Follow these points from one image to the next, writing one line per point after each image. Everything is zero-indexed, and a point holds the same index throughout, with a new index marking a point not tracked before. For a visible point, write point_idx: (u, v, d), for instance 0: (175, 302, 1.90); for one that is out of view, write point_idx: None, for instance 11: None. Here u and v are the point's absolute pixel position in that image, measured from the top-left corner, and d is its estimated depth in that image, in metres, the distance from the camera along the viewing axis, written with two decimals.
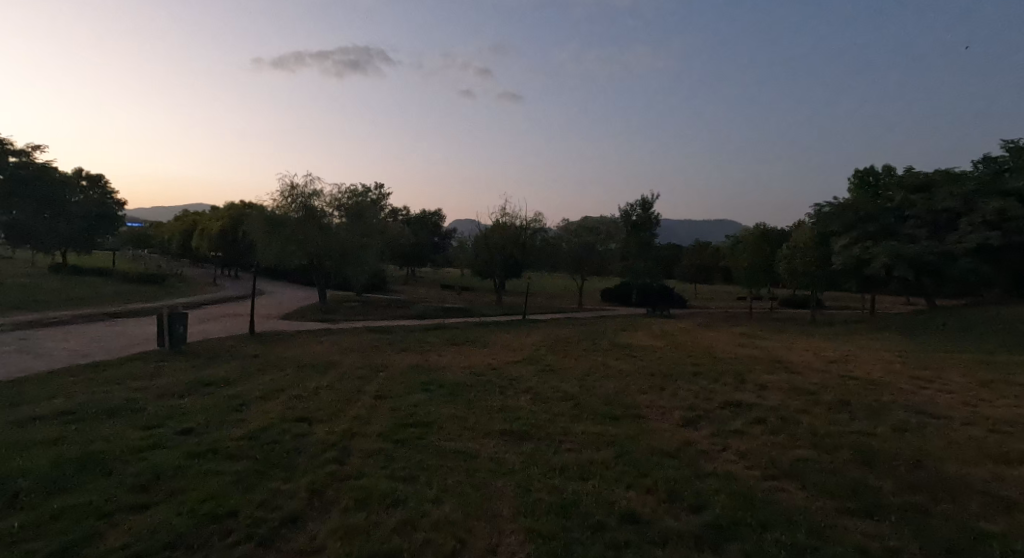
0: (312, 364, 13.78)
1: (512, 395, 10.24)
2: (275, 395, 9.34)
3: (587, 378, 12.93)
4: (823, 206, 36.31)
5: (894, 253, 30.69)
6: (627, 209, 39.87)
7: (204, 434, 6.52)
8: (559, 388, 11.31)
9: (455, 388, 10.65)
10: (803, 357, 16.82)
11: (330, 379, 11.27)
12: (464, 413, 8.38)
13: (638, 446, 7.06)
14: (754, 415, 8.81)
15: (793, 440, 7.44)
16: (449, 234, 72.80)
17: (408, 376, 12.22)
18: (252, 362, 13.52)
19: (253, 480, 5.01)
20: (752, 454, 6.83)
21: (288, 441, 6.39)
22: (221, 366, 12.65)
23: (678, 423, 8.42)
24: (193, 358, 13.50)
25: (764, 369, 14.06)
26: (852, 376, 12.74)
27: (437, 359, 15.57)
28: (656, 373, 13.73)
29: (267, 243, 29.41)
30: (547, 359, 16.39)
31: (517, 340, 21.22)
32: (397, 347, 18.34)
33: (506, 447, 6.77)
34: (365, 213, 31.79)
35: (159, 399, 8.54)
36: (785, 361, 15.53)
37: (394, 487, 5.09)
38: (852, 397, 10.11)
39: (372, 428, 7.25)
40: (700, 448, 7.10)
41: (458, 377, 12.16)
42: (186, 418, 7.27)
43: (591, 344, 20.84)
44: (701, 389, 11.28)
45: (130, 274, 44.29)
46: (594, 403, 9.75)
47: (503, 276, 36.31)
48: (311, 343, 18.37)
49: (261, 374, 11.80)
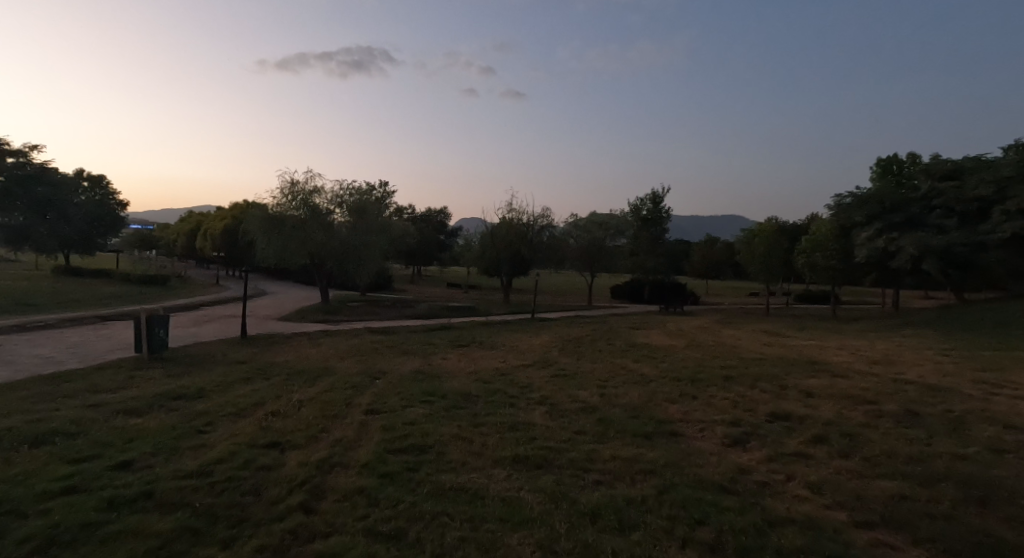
0: (305, 371, 12.54)
1: (525, 408, 8.92)
2: (250, 412, 8.04)
3: (607, 384, 11.61)
4: (844, 196, 34.76)
5: (921, 244, 29.17)
6: (637, 203, 38.56)
7: (143, 471, 5.21)
8: (577, 398, 9.96)
9: (459, 399, 9.36)
10: (841, 357, 15.45)
11: (319, 390, 9.98)
12: (469, 434, 7.08)
13: (683, 476, 5.75)
14: (812, 432, 7.45)
15: (871, 466, 6.08)
16: (454, 233, 71.40)
17: (407, 385, 10.89)
18: (236, 370, 12.26)
19: (182, 546, 3.72)
20: (828, 488, 5.46)
21: (246, 478, 5.09)
22: (200, 375, 11.36)
23: (723, 443, 7.07)
24: (173, 366, 12.28)
25: (803, 372, 12.70)
26: (905, 381, 11.33)
27: (441, 364, 14.26)
28: (683, 378, 12.34)
29: (266, 241, 28.19)
30: (561, 362, 15.11)
31: (526, 341, 19.89)
32: (397, 350, 17.08)
33: (520, 481, 5.47)
34: (367, 211, 29.92)
35: (112, 418, 7.27)
36: (822, 363, 14.17)
37: (374, 551, 3.81)
38: (919, 408, 8.73)
39: (358, 456, 5.98)
40: (759, 480, 5.74)
41: (464, 386, 10.85)
42: (131, 445, 5.99)
43: (605, 345, 19.50)
44: (738, 398, 9.91)
45: (130, 276, 43.27)
46: (620, 417, 8.40)
47: (510, 275, 34.95)
48: (307, 347, 17.14)
49: (242, 385, 10.53)
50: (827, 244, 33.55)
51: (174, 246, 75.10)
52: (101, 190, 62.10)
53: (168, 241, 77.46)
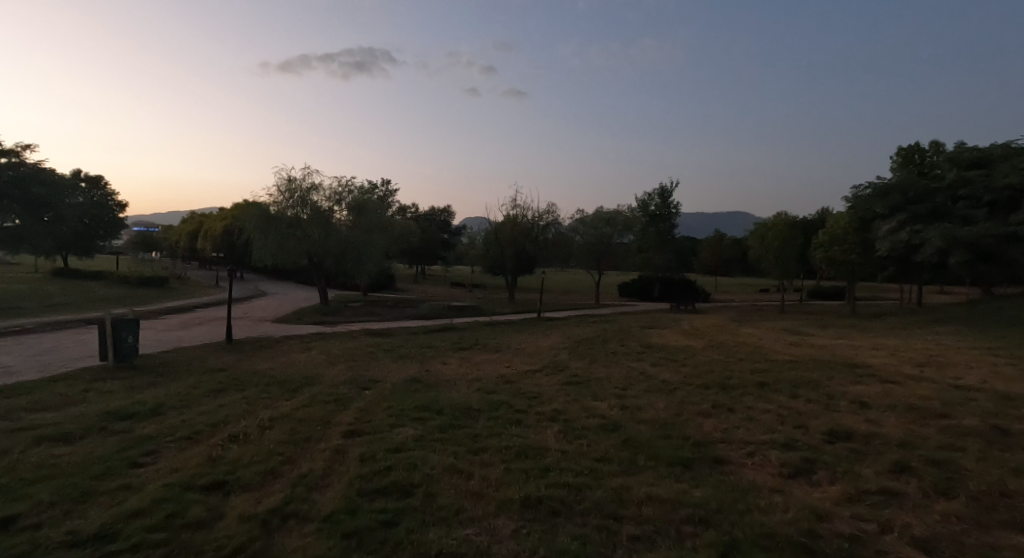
0: (288, 380, 11.22)
1: (535, 427, 7.54)
2: (205, 436, 6.69)
3: (626, 394, 10.25)
4: (863, 187, 33.33)
5: (949, 236, 27.73)
6: (645, 198, 37.15)
7: (25, 533, 3.87)
8: (595, 412, 8.64)
9: (458, 416, 8.00)
10: (881, 359, 14.01)
11: (296, 405, 8.65)
12: (467, 465, 5.74)
13: (746, 528, 4.38)
14: (888, 459, 6.04)
15: (988, 510, 4.69)
16: (458, 231, 69.99)
17: (399, 396, 9.53)
18: (209, 380, 10.93)
19: None
20: (943, 546, 4.09)
21: (161, 546, 3.74)
22: (167, 388, 10.02)
23: (783, 474, 5.69)
24: (141, 376, 10.97)
25: (845, 378, 11.28)
26: (967, 387, 9.90)
27: (439, 371, 12.90)
28: (711, 385, 10.98)
29: (262, 240, 26.87)
30: (571, 366, 13.73)
31: (533, 342, 18.53)
32: (394, 354, 15.76)
33: (532, 540, 4.12)
34: (366, 208, 28.59)
35: (29, 449, 5.92)
36: (863, 366, 12.75)
37: None
38: (1005, 424, 7.30)
39: (321, 503, 4.63)
40: (847, 533, 4.35)
41: (464, 397, 9.50)
42: (28, 491, 4.64)
43: (619, 346, 18.12)
44: (781, 410, 8.53)
45: (124, 278, 42.12)
46: (649, 438, 7.05)
47: (514, 274, 33.58)
48: (296, 351, 15.83)
49: (211, 399, 9.20)
50: (847, 237, 32.16)
51: (175, 248, 73.94)
52: (97, 192, 60.74)
53: (168, 241, 76.33)
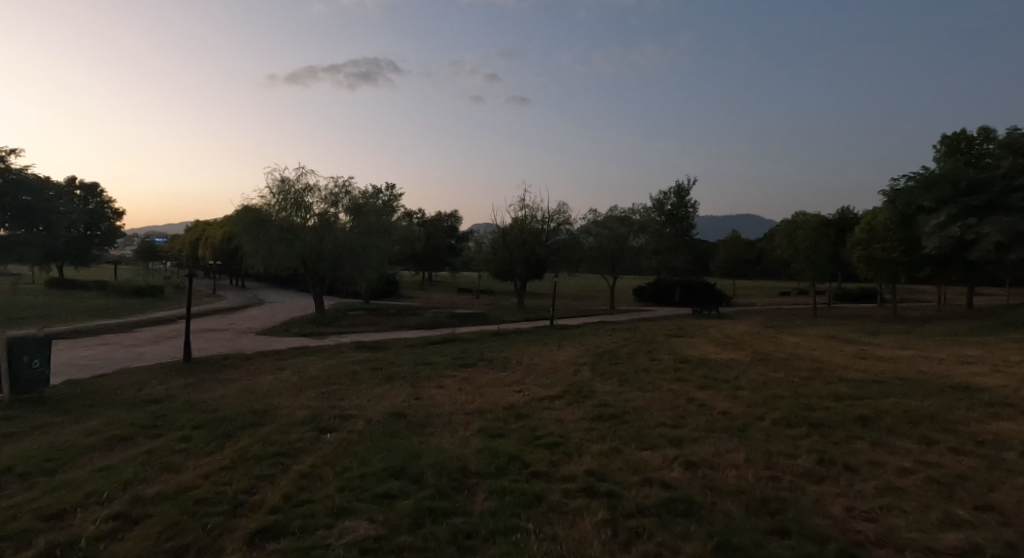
0: (231, 417, 8.48)
1: (566, 512, 4.77)
2: (6, 549, 3.95)
3: (684, 436, 7.44)
4: (906, 178, 30.30)
5: (1009, 229, 24.58)
6: (662, 196, 34.32)
7: None
8: (652, 475, 5.82)
9: (442, 490, 5.21)
10: (985, 379, 11.08)
11: (209, 470, 5.85)
12: None
13: None
14: None
15: None
16: (463, 237, 67.45)
17: (370, 446, 6.78)
18: (125, 420, 8.21)
19: None
20: None
21: None
22: (53, 435, 7.32)
23: None
24: (35, 417, 8.24)
25: (969, 408, 8.42)
26: None
27: (432, 400, 10.11)
28: (793, 420, 8.11)
29: (250, 245, 24.25)
30: (597, 390, 10.92)
31: (548, 357, 15.77)
32: (382, 374, 13.06)
33: None
34: (363, 209, 25.90)
35: None
36: (978, 391, 9.81)
37: None
38: None
39: None
40: None
41: (459, 447, 6.74)
42: None
43: (650, 360, 15.32)
44: (930, 472, 5.67)
45: (111, 289, 39.82)
46: (757, 539, 4.25)
47: (525, 279, 30.88)
48: (264, 373, 13.10)
49: (102, 455, 6.47)
50: (889, 234, 29.11)
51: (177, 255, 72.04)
52: (95, 199, 58.70)
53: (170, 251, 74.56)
